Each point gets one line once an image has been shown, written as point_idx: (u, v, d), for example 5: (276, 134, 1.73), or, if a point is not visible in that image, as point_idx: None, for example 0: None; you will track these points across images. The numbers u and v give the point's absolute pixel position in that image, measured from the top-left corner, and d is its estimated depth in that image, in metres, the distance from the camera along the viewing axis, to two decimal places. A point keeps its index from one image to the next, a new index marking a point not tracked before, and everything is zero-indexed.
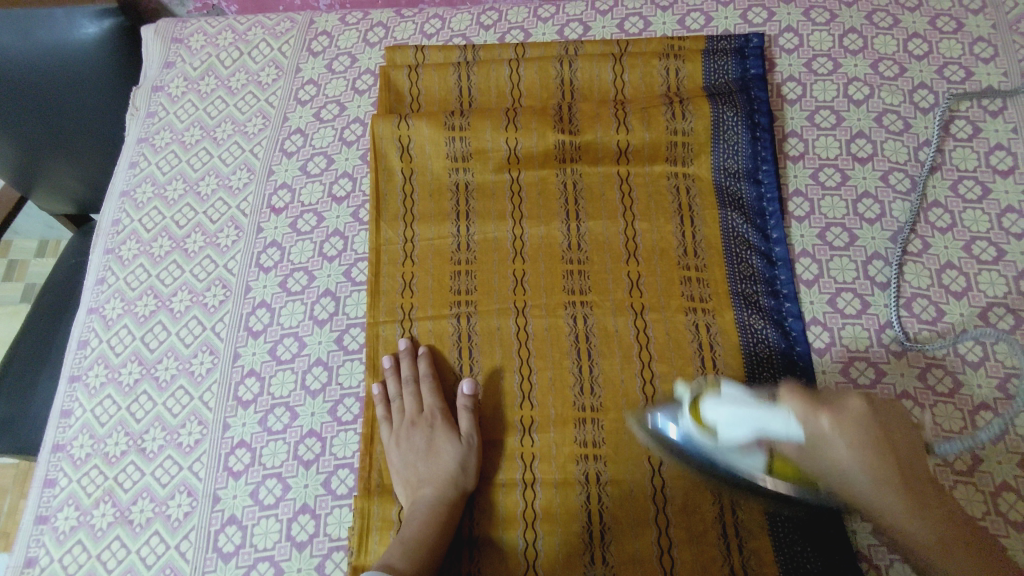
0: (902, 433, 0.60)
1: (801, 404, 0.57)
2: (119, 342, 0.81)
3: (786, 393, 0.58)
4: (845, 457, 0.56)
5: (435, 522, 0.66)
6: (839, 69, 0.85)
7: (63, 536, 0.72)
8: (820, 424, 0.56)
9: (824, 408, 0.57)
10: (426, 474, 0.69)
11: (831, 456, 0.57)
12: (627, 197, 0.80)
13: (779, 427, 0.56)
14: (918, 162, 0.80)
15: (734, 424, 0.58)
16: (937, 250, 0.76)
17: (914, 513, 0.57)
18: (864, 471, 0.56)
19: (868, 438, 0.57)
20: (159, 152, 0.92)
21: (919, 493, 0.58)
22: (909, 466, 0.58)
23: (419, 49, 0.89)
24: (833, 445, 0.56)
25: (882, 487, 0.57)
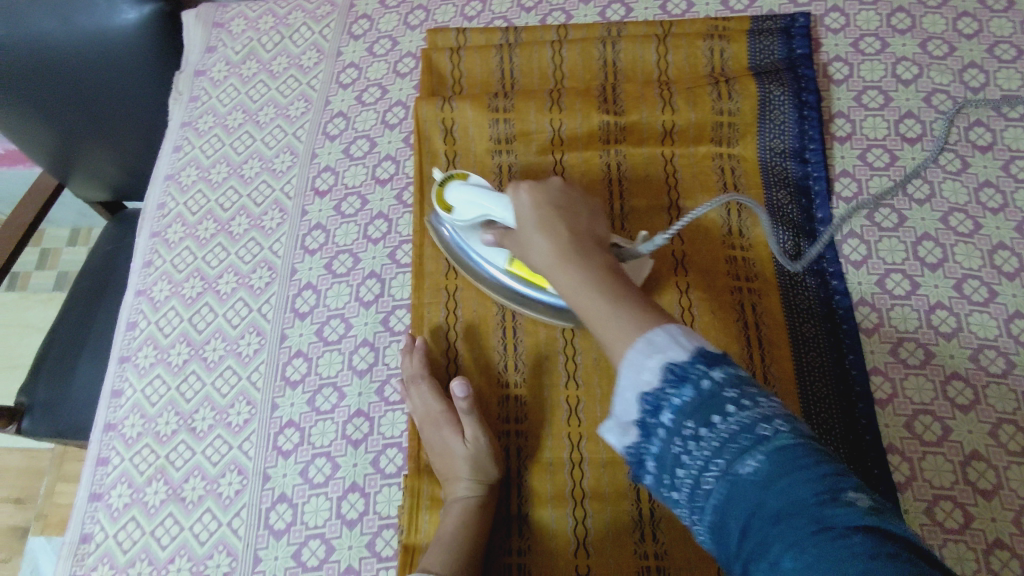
0: (582, 213, 0.59)
1: (549, 253, 0.55)
2: (167, 324, 0.82)
3: (536, 248, 0.56)
4: (530, 221, 0.57)
5: (469, 519, 0.64)
6: (887, 49, 0.84)
7: (117, 513, 0.74)
8: (519, 198, 0.60)
9: (523, 181, 0.60)
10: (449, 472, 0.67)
11: (527, 227, 0.58)
12: (672, 177, 0.79)
13: (500, 213, 0.63)
14: (969, 142, 0.79)
15: (467, 208, 0.67)
16: (989, 230, 0.75)
17: (580, 269, 0.52)
18: (546, 233, 0.56)
19: (552, 203, 0.58)
20: (203, 135, 0.92)
21: (582, 245, 0.55)
22: (586, 233, 0.57)
23: (461, 32, 0.88)
24: (526, 222, 0.58)
25: (559, 246, 0.55)
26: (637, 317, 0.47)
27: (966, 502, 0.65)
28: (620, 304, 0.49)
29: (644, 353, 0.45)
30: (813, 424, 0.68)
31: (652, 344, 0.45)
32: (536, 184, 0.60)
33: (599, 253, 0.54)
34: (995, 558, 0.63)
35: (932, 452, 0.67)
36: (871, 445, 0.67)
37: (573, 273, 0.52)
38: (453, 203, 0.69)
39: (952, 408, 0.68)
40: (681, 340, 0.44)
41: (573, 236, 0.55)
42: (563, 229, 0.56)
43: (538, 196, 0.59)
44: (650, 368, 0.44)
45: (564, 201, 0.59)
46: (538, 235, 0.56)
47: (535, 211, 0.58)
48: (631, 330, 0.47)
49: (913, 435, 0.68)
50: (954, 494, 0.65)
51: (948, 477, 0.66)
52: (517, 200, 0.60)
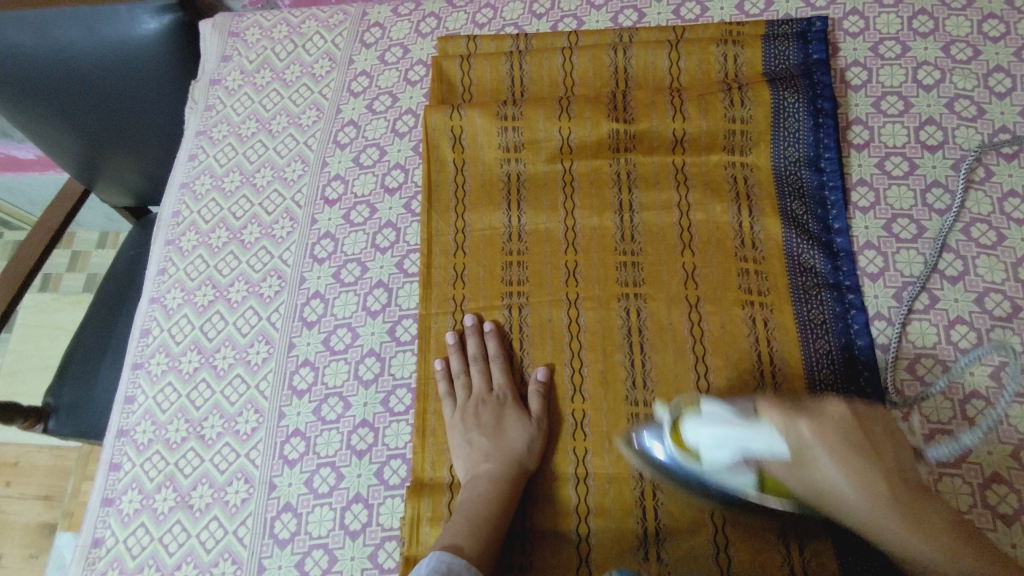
0: (887, 437, 0.58)
1: (858, 498, 0.54)
2: (179, 331, 0.83)
3: (832, 478, 0.55)
4: (827, 463, 0.55)
5: (488, 500, 0.65)
6: (908, 53, 0.81)
7: (128, 519, 0.75)
8: (801, 433, 0.55)
9: (801, 415, 0.56)
10: (492, 445, 0.69)
11: (817, 455, 0.55)
12: (683, 186, 0.78)
13: (764, 445, 0.56)
14: (994, 150, 0.76)
15: (714, 447, 0.58)
16: (1013, 242, 0.72)
17: (913, 524, 0.53)
18: (854, 470, 0.54)
19: (849, 441, 0.55)
20: (216, 144, 0.93)
21: (903, 494, 0.55)
22: (886, 459, 0.56)
23: (471, 39, 0.88)
24: (818, 458, 0.55)
25: (875, 502, 0.54)
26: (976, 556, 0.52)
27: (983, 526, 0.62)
28: (939, 543, 0.53)
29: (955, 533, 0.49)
30: None
31: None
32: (808, 411, 0.57)
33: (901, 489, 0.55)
34: None
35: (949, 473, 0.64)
36: None
37: (856, 475, 0.54)
38: (693, 443, 0.60)
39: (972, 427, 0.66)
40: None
41: (891, 487, 0.54)
42: (879, 480, 0.54)
43: (829, 432, 0.55)
44: None
45: (847, 422, 0.57)
46: (837, 467, 0.54)
47: (827, 444, 0.55)
48: (889, 510, 0.54)
49: None
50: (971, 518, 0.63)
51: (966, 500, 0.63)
52: (795, 431, 0.55)
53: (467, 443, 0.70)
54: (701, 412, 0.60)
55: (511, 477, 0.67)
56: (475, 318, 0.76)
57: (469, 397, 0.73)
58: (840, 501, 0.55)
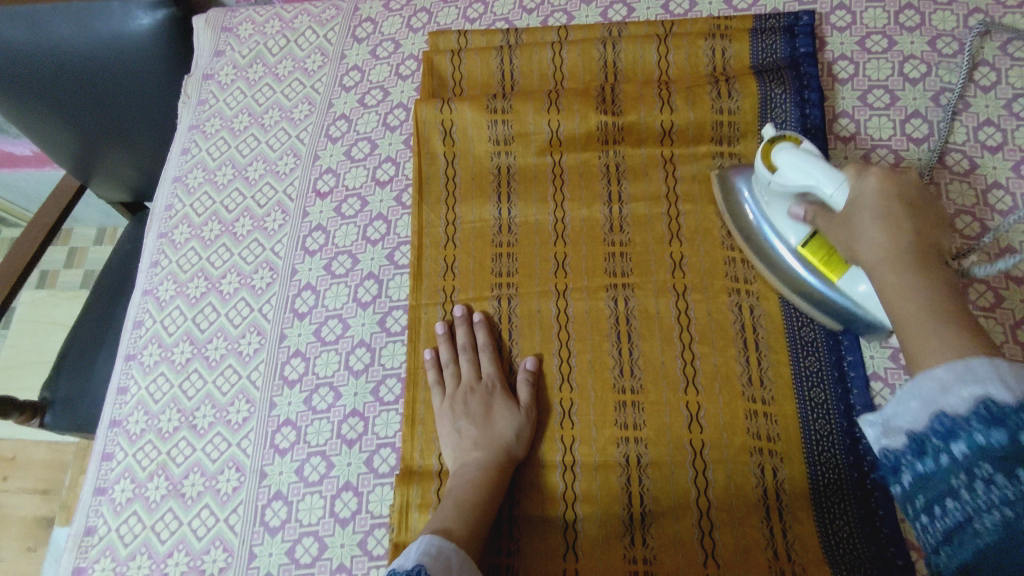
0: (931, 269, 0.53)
1: (885, 245, 0.55)
2: (172, 323, 0.84)
3: (868, 236, 0.56)
4: (869, 222, 0.56)
5: (478, 488, 0.66)
6: (894, 47, 0.82)
7: (120, 507, 0.75)
8: (866, 183, 0.58)
9: (871, 170, 0.59)
10: (481, 433, 0.70)
11: (863, 209, 0.57)
12: (671, 178, 0.79)
13: (826, 188, 0.61)
14: (978, 142, 0.76)
15: (789, 172, 0.63)
16: (997, 233, 0.72)
17: (924, 273, 0.52)
18: (885, 229, 0.55)
19: (901, 205, 0.56)
20: (209, 138, 0.94)
21: (929, 266, 0.53)
22: (932, 241, 0.55)
23: (462, 34, 0.89)
24: (864, 208, 0.57)
25: (899, 244, 0.54)
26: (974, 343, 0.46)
27: None
28: (952, 317, 0.49)
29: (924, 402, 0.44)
30: (809, 429, 0.67)
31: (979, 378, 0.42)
32: (887, 171, 0.59)
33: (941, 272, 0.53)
34: None
35: None
36: (868, 449, 0.65)
37: (901, 278, 0.53)
38: (779, 164, 0.65)
39: None
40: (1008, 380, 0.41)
41: (918, 244, 0.54)
42: (909, 237, 0.54)
43: (890, 185, 0.57)
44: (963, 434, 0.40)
45: (915, 194, 0.58)
46: (874, 225, 0.56)
47: (883, 196, 0.57)
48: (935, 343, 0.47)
49: None
50: None
51: None
52: (858, 182, 0.59)
53: (456, 432, 0.71)
54: (799, 147, 0.64)
55: (498, 465, 0.68)
56: (463, 309, 0.76)
57: (458, 386, 0.73)
58: (860, 260, 0.57)
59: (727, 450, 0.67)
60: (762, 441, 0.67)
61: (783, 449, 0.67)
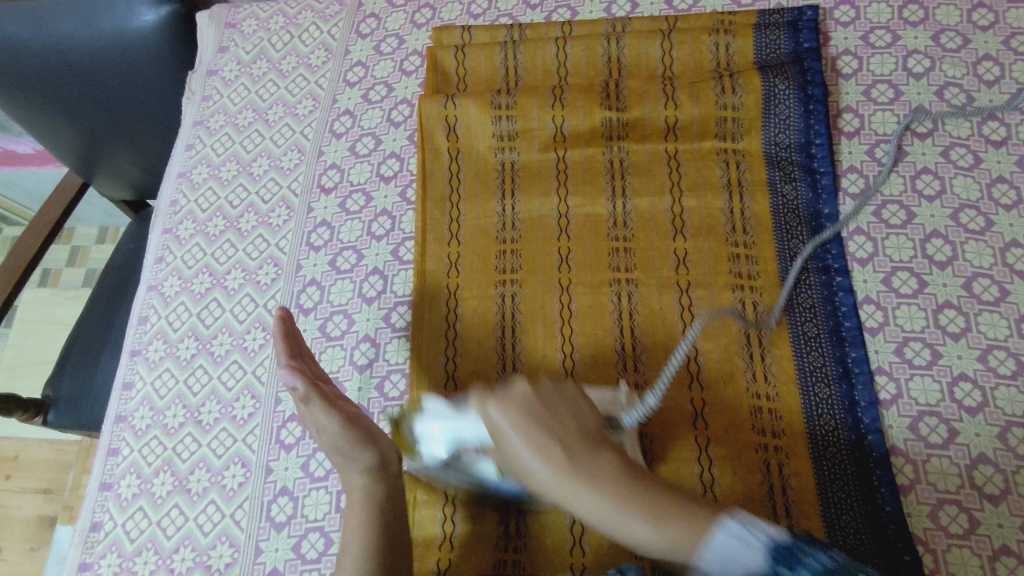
0: (589, 475, 0.59)
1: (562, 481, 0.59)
2: (177, 319, 0.84)
3: (536, 467, 0.61)
4: (516, 439, 0.62)
5: (367, 507, 0.63)
6: (899, 42, 0.82)
7: (126, 503, 0.76)
8: (493, 416, 0.64)
9: (491, 398, 0.65)
10: (344, 458, 0.66)
11: (511, 439, 0.63)
12: (675, 172, 0.78)
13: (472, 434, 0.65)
14: (982, 137, 0.76)
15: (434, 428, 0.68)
16: (1003, 227, 0.72)
17: (596, 491, 0.57)
18: (541, 455, 0.61)
19: (531, 413, 0.63)
20: (214, 134, 0.94)
21: (597, 455, 0.60)
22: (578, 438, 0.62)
23: (466, 30, 0.89)
24: (514, 438, 0.62)
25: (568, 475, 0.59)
26: (683, 518, 0.55)
27: (971, 506, 0.63)
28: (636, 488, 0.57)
29: (723, 565, 0.51)
30: (814, 423, 0.67)
31: (747, 538, 0.51)
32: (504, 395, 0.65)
33: (597, 444, 0.62)
34: (999, 564, 0.61)
35: (937, 455, 0.65)
36: (873, 444, 0.66)
37: (593, 494, 0.57)
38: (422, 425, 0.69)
39: (959, 410, 0.66)
40: (751, 531, 0.51)
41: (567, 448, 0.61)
42: (559, 454, 0.60)
43: (520, 410, 0.63)
44: (739, 571, 0.50)
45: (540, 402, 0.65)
46: (539, 461, 0.61)
47: (521, 425, 0.62)
48: (688, 530, 0.54)
49: (918, 437, 0.66)
50: (959, 498, 0.63)
51: (954, 480, 0.64)
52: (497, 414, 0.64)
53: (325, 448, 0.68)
54: (428, 404, 0.69)
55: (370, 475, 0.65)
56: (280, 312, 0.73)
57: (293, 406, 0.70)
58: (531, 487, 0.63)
59: (732, 447, 0.67)
60: (767, 438, 0.67)
61: (788, 445, 0.67)
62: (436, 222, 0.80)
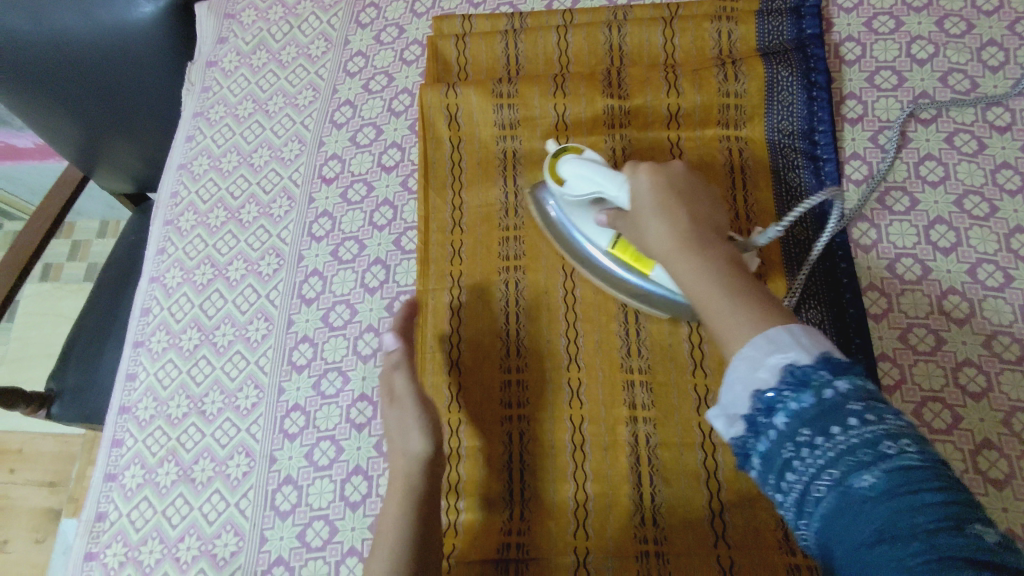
0: (699, 251, 0.54)
1: (666, 240, 0.56)
2: (179, 309, 0.84)
3: (652, 229, 0.58)
4: (646, 205, 0.59)
5: (408, 500, 0.63)
6: (902, 28, 0.81)
7: (130, 493, 0.76)
8: (639, 180, 0.60)
9: (643, 166, 0.61)
10: (402, 441, 0.66)
11: (640, 206, 0.59)
12: (678, 160, 0.78)
13: (612, 190, 0.64)
14: (986, 122, 0.76)
15: (580, 185, 0.66)
16: (1006, 213, 0.72)
17: (704, 258, 0.53)
18: (661, 217, 0.57)
19: (674, 186, 0.59)
20: (214, 126, 0.94)
21: (699, 236, 0.55)
22: (706, 219, 0.57)
23: (467, 18, 0.88)
24: (643, 203, 0.59)
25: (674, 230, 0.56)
26: (759, 308, 0.49)
27: (975, 491, 0.63)
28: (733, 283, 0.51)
29: (762, 345, 0.46)
30: None
31: (775, 341, 0.45)
32: (657, 167, 0.61)
33: (716, 241, 0.55)
34: None
35: (941, 440, 0.65)
36: None
37: (693, 264, 0.53)
38: (565, 175, 0.68)
39: (963, 396, 0.66)
40: (805, 342, 0.45)
41: (691, 223, 0.56)
42: (682, 224, 0.56)
43: (659, 180, 0.59)
44: (781, 364, 0.44)
45: (685, 183, 0.60)
46: (656, 218, 0.57)
47: (653, 190, 0.59)
48: (746, 320, 0.48)
49: (922, 423, 0.66)
50: (962, 484, 0.63)
51: (957, 466, 0.64)
52: (635, 177, 0.61)
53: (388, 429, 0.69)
54: (580, 156, 0.67)
55: (420, 467, 0.65)
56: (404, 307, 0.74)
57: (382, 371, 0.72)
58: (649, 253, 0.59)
59: None
60: None
61: None
62: (438, 210, 0.80)
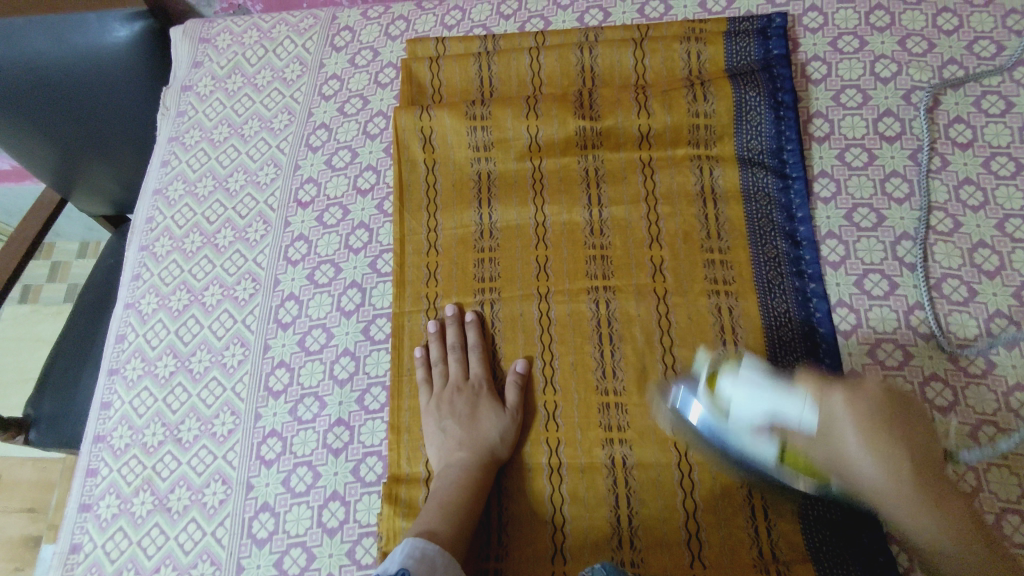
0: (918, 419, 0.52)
1: (849, 417, 0.50)
2: (155, 336, 0.83)
3: (828, 406, 0.51)
4: (847, 435, 0.50)
5: (467, 488, 0.67)
6: (866, 47, 0.83)
7: (105, 523, 0.75)
8: (833, 404, 0.51)
9: (837, 386, 0.51)
10: (482, 432, 0.70)
11: (841, 437, 0.50)
12: (649, 181, 0.79)
13: (794, 413, 0.54)
14: (948, 140, 0.78)
15: (746, 403, 0.58)
16: (970, 228, 0.73)
17: (868, 424, 0.49)
18: (879, 456, 0.49)
19: (882, 424, 0.49)
20: (189, 150, 0.94)
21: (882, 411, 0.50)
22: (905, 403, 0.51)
23: (440, 41, 0.89)
24: (844, 431, 0.50)
25: (901, 481, 0.49)
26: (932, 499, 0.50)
27: None
28: (898, 463, 0.49)
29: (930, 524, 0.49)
30: None
31: (923, 515, 0.50)
32: (853, 386, 0.51)
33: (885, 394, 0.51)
34: None
35: None
36: None
37: (863, 440, 0.49)
38: (728, 395, 0.60)
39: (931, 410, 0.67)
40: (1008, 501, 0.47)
41: (886, 439, 0.49)
42: (904, 461, 0.49)
43: (863, 405, 0.50)
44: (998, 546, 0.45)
45: (883, 397, 0.51)
46: (858, 439, 0.49)
47: (860, 422, 0.49)
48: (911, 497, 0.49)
49: None
50: None
51: None
52: (825, 402, 0.51)
53: (441, 431, 0.72)
54: (741, 373, 0.59)
55: (488, 466, 0.69)
56: (455, 308, 0.77)
57: (456, 383, 0.74)
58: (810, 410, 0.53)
59: None
60: None
61: None
62: (414, 232, 0.81)
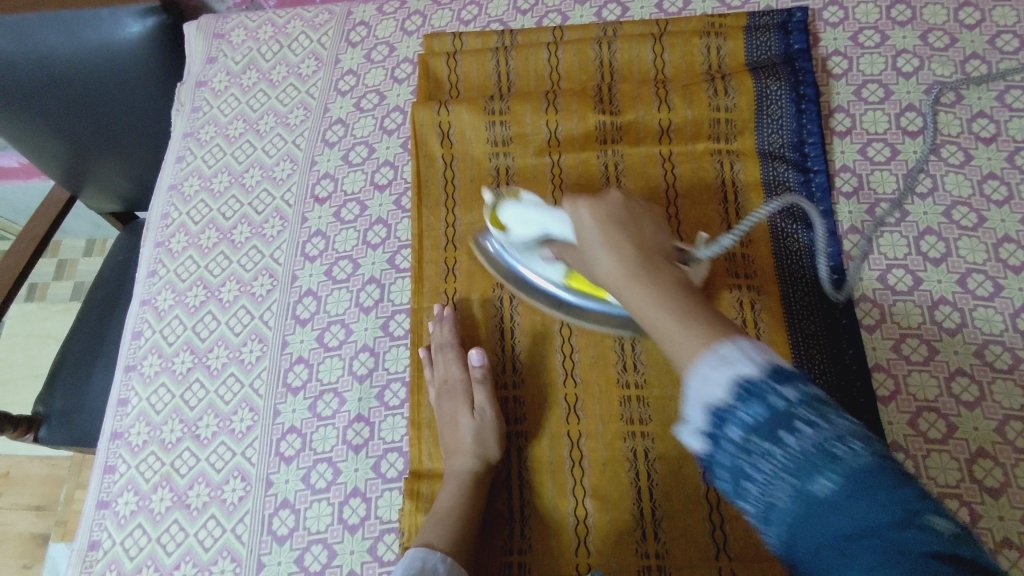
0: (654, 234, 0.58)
1: (615, 267, 0.53)
2: (171, 332, 0.83)
3: (600, 260, 0.55)
4: (594, 238, 0.56)
5: (467, 493, 0.66)
6: (887, 42, 0.82)
7: (124, 520, 0.75)
8: (581, 214, 0.58)
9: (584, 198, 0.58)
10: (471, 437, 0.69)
11: (589, 244, 0.57)
12: (670, 175, 0.78)
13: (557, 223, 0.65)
14: (971, 134, 0.77)
15: (524, 225, 0.68)
16: (994, 223, 0.73)
17: (641, 283, 0.51)
18: (613, 249, 0.54)
19: (616, 221, 0.56)
20: (204, 146, 0.94)
21: (648, 259, 0.53)
22: (653, 248, 0.55)
23: (457, 36, 0.89)
24: (592, 240, 0.56)
25: (627, 259, 0.53)
26: (705, 327, 0.45)
27: (972, 500, 0.63)
28: (687, 312, 0.47)
29: (715, 374, 0.42)
30: None
31: (725, 359, 0.42)
32: (596, 199, 0.58)
33: (667, 269, 0.53)
34: (1002, 557, 0.61)
35: (937, 450, 0.65)
36: (874, 439, 0.66)
37: (612, 251, 0.54)
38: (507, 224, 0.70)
39: (957, 405, 0.67)
40: (756, 356, 0.42)
41: (638, 250, 0.54)
42: (632, 251, 0.54)
43: (601, 212, 0.57)
44: (722, 376, 0.42)
45: (627, 213, 0.58)
46: (602, 250, 0.55)
47: (597, 221, 0.56)
48: (694, 342, 0.44)
49: (917, 432, 0.66)
50: (960, 493, 0.64)
51: (954, 475, 0.64)
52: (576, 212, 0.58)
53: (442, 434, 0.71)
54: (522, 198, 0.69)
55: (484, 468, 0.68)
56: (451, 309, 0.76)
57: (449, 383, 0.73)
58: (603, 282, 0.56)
59: None
60: None
61: None
62: (433, 228, 0.80)
